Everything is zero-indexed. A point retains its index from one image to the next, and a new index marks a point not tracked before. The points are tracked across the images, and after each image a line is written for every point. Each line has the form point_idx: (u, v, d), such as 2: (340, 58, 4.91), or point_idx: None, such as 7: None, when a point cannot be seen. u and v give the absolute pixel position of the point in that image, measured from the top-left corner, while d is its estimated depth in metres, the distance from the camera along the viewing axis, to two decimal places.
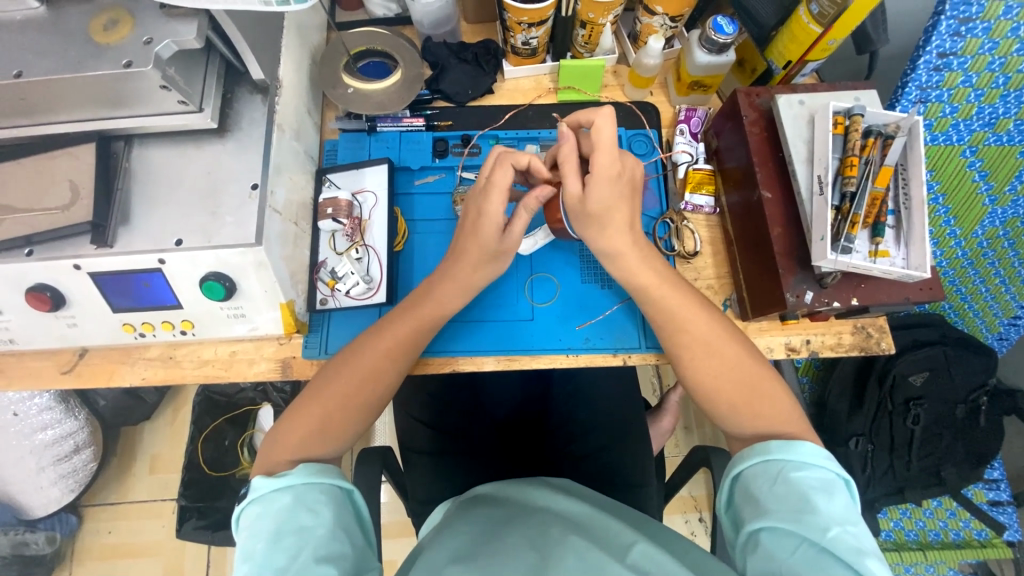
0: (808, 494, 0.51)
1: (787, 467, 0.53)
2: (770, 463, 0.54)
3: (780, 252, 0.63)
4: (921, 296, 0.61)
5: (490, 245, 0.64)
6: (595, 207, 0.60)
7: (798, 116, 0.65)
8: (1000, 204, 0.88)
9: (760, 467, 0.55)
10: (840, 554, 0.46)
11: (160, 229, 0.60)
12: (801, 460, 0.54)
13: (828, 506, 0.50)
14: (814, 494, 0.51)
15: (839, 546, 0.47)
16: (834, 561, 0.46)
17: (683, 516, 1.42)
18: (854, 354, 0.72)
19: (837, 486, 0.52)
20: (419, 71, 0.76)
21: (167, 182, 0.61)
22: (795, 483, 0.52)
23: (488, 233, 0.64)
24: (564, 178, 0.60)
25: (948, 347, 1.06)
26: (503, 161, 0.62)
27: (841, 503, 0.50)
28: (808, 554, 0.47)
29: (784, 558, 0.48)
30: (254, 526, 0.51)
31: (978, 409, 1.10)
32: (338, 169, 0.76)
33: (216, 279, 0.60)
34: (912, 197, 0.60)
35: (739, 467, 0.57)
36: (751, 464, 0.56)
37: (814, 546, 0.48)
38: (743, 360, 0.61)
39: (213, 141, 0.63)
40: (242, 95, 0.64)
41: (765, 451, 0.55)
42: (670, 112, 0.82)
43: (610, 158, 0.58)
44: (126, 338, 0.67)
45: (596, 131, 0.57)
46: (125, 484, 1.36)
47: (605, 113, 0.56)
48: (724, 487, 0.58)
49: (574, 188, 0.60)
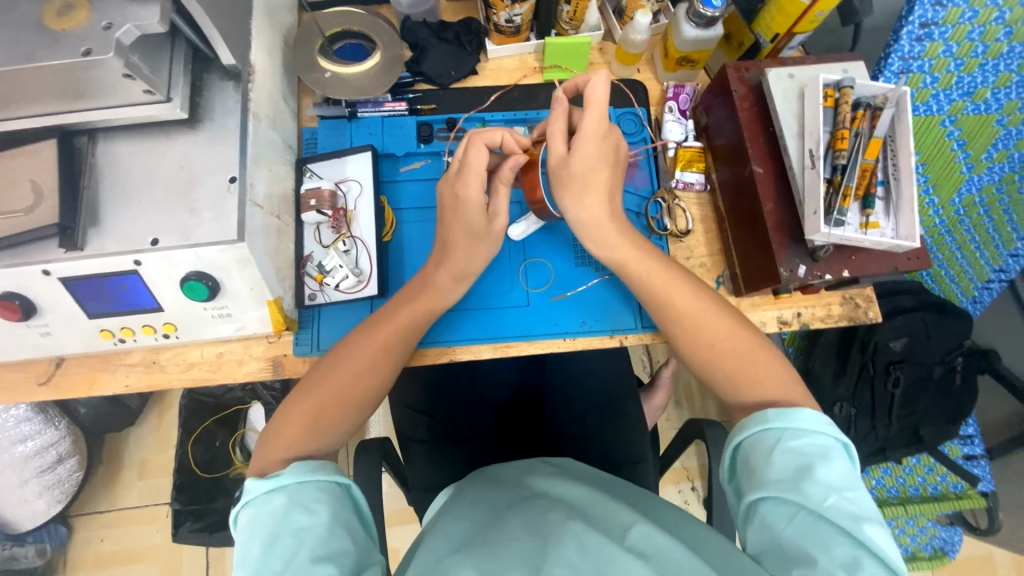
0: (806, 462, 0.51)
1: (786, 436, 0.54)
2: (769, 433, 0.55)
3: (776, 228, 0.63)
4: (909, 266, 0.62)
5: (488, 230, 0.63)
6: (575, 167, 0.60)
7: (789, 90, 0.65)
8: (977, 171, 0.92)
9: (758, 436, 0.56)
10: (836, 520, 0.48)
11: (134, 228, 0.56)
12: (800, 428, 0.54)
13: (826, 474, 0.50)
14: (812, 461, 0.51)
15: (836, 514, 0.48)
16: (829, 526, 0.48)
17: (676, 486, 1.47)
18: (843, 324, 0.74)
19: (835, 452, 0.52)
20: (398, 53, 0.73)
21: (137, 178, 0.57)
22: (793, 452, 0.52)
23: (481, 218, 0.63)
24: (551, 141, 0.61)
25: (926, 313, 1.11)
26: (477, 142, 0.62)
27: (840, 469, 0.51)
28: (806, 521, 0.49)
29: (782, 527, 0.50)
30: (248, 528, 0.51)
31: (953, 369, 1.15)
32: (319, 159, 0.73)
33: (198, 278, 0.57)
34: (901, 167, 0.60)
35: (739, 436, 0.57)
36: (750, 433, 0.57)
37: (811, 514, 0.49)
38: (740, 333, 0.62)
39: (183, 132, 0.59)
40: (213, 82, 0.60)
41: (764, 420, 0.55)
42: (657, 90, 0.80)
43: (597, 120, 0.59)
44: (105, 344, 0.64)
45: (589, 88, 0.58)
46: (114, 491, 1.33)
47: (595, 80, 0.58)
48: (725, 456, 0.59)
49: (558, 151, 0.61)
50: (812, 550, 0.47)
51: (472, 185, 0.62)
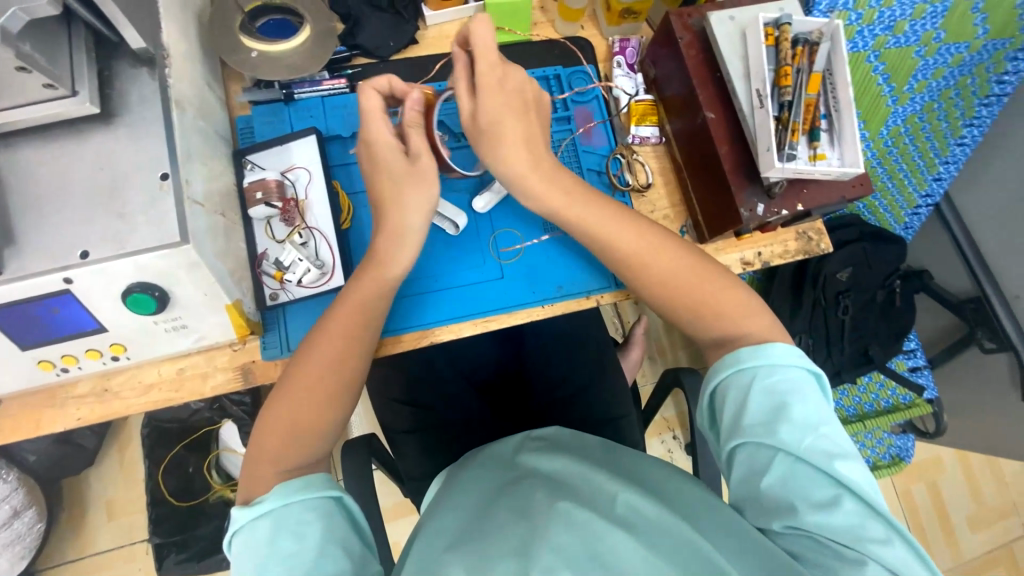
0: (783, 405, 0.54)
1: (762, 378, 0.56)
2: (745, 375, 0.57)
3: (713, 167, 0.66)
4: (854, 193, 0.65)
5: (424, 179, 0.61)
6: (482, 121, 0.59)
7: (730, 33, 0.65)
8: (901, 103, 0.98)
9: (735, 378, 0.57)
10: (811, 460, 0.51)
11: (54, 243, 0.50)
12: (775, 369, 0.56)
13: (801, 414, 0.53)
14: (788, 403, 0.54)
15: (812, 454, 0.51)
16: (805, 466, 0.51)
17: (660, 437, 1.54)
18: (800, 258, 0.78)
19: (805, 389, 0.55)
20: (331, 26, 0.69)
21: (51, 187, 0.51)
22: (768, 396, 0.54)
23: (403, 168, 0.60)
24: (457, 98, 0.60)
25: (866, 243, 1.19)
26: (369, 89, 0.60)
27: (810, 407, 0.54)
28: (785, 465, 0.52)
29: (762, 473, 0.53)
30: (240, 557, 0.50)
31: (893, 291, 1.24)
32: (258, 149, 0.68)
33: (142, 291, 0.52)
34: (840, 99, 0.63)
35: (714, 382, 0.59)
36: (723, 378, 0.58)
37: (789, 457, 0.52)
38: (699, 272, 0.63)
39: (97, 129, 0.52)
40: (123, 69, 0.53)
41: (738, 362, 0.57)
42: (603, 46, 0.79)
43: (489, 64, 0.57)
44: (47, 377, 0.59)
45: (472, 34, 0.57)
46: (83, 537, 1.24)
47: (484, 16, 0.56)
48: (702, 402, 0.61)
49: (466, 106, 0.60)
50: (792, 493, 0.51)
51: (375, 128, 0.60)
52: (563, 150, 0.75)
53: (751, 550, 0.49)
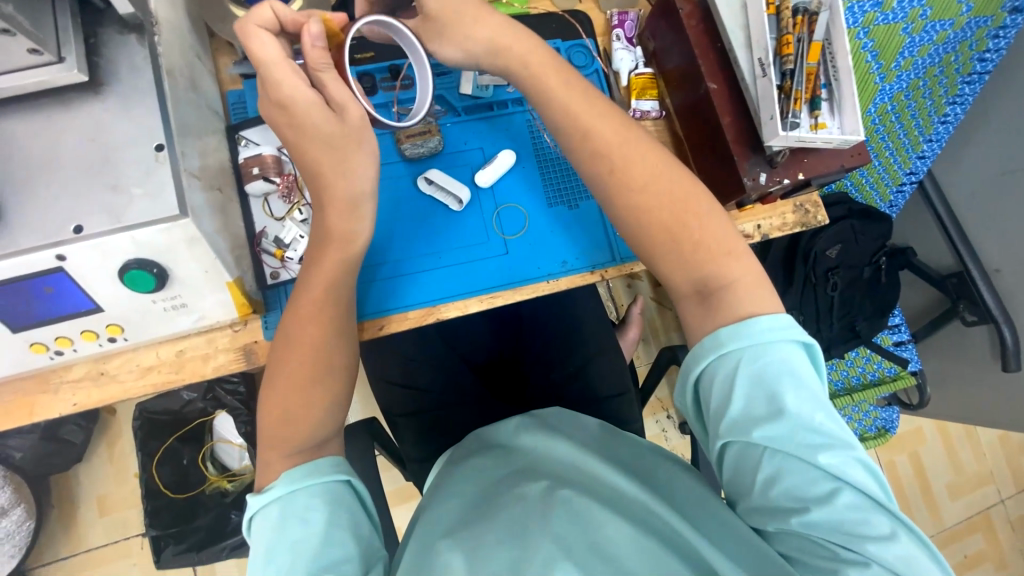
0: (771, 395, 0.50)
1: (747, 365, 0.52)
2: (729, 362, 0.53)
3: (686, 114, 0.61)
4: (854, 162, 0.66)
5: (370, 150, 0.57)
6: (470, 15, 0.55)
7: (731, 2, 0.65)
8: (889, 80, 1.01)
9: (718, 365, 0.54)
10: (802, 454, 0.49)
11: (46, 218, 0.48)
12: (759, 354, 0.52)
13: (791, 405, 0.50)
14: (777, 393, 0.50)
15: (804, 447, 0.49)
16: (797, 461, 0.49)
17: (655, 417, 1.57)
18: (797, 230, 0.79)
19: (793, 377, 0.51)
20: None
21: (39, 160, 0.48)
22: (754, 388, 0.51)
23: (332, 127, 0.54)
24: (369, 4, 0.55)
25: (854, 220, 1.21)
26: (253, 31, 0.51)
27: (799, 397, 0.51)
28: (776, 461, 0.49)
29: (753, 471, 0.50)
30: (251, 543, 0.50)
31: (879, 268, 1.26)
32: (252, 124, 0.66)
33: (140, 267, 0.51)
34: (840, 68, 0.64)
35: (697, 372, 0.55)
36: (706, 369, 0.54)
37: (779, 453, 0.49)
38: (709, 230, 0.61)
39: (86, 99, 0.50)
40: (110, 36, 0.51)
41: (719, 348, 0.53)
42: (601, 19, 0.78)
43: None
44: (40, 361, 0.57)
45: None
46: (74, 534, 1.21)
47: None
48: (686, 392, 0.57)
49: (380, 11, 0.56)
50: (785, 492, 0.49)
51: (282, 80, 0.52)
52: (534, 118, 0.76)
53: (749, 555, 0.48)
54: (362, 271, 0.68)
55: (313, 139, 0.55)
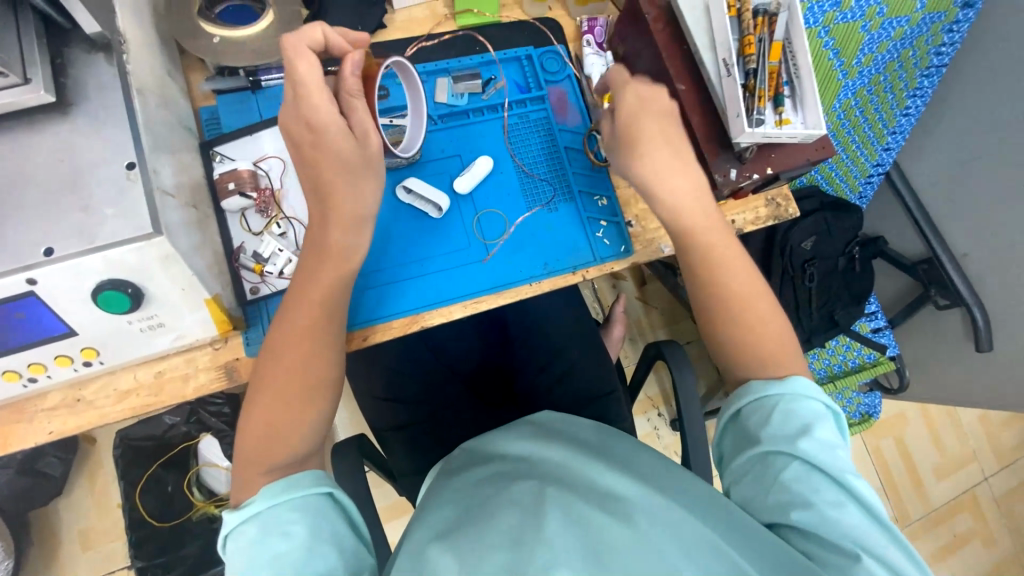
0: (803, 424, 0.57)
1: (783, 401, 0.59)
2: (768, 398, 0.60)
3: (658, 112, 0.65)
4: (818, 156, 0.68)
5: (363, 165, 0.59)
6: None
7: (694, 6, 0.67)
8: (851, 76, 1.05)
9: (757, 403, 0.61)
10: (827, 470, 0.54)
11: (14, 241, 0.47)
12: (795, 394, 0.60)
13: (820, 435, 0.56)
14: (808, 423, 0.57)
15: (827, 467, 0.54)
16: (821, 475, 0.54)
17: (646, 416, 1.58)
18: (771, 224, 0.81)
19: (827, 418, 0.58)
20: (296, 9, 0.66)
21: (5, 182, 0.47)
22: (793, 416, 0.58)
23: (354, 154, 0.58)
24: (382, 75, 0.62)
25: (827, 212, 1.25)
26: (304, 53, 0.55)
27: (826, 432, 0.57)
28: (801, 470, 0.54)
29: (778, 476, 0.55)
30: (231, 562, 0.49)
31: (852, 258, 1.31)
32: (227, 139, 0.65)
33: (114, 288, 0.50)
34: (801, 66, 0.66)
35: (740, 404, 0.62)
36: (751, 400, 0.61)
37: (806, 464, 0.54)
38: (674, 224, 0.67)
39: (53, 120, 0.49)
40: (76, 56, 0.50)
41: (762, 386, 0.61)
42: (572, 26, 0.80)
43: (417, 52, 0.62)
44: (12, 389, 0.55)
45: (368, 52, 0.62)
46: (55, 572, 1.16)
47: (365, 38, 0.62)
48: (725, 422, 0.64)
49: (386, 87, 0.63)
50: (806, 495, 0.52)
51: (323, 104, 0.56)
52: (510, 126, 0.76)
53: (768, 547, 0.49)
54: (357, 277, 0.68)
55: (327, 156, 0.57)
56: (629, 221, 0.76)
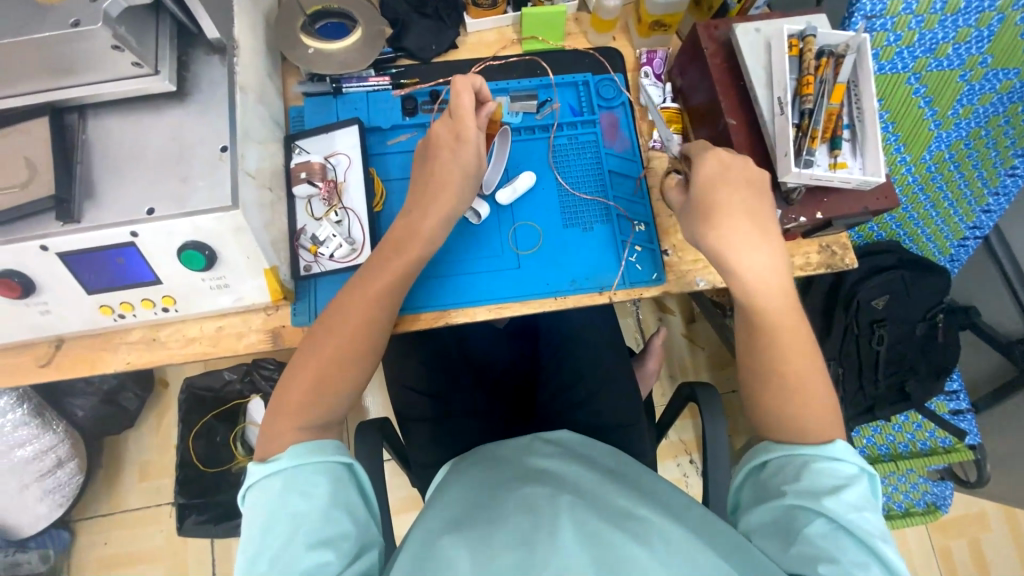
0: (831, 483, 0.52)
1: (813, 459, 0.55)
2: (795, 455, 0.56)
3: (704, 146, 0.66)
4: (879, 205, 0.65)
5: (476, 173, 0.69)
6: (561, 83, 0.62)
7: (755, 43, 0.67)
8: (944, 128, 0.91)
9: (784, 459, 0.56)
10: (855, 533, 0.49)
11: (128, 200, 0.57)
12: (827, 453, 0.55)
13: (851, 494, 0.51)
14: (838, 482, 0.52)
15: (855, 528, 0.49)
16: (847, 537, 0.49)
17: (675, 460, 1.50)
18: (822, 272, 0.77)
19: (864, 478, 0.53)
20: (380, 28, 0.75)
21: (128, 152, 0.58)
22: (823, 472, 0.53)
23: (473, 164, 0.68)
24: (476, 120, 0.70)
25: (905, 270, 1.12)
26: (470, 88, 0.66)
27: (859, 491, 0.51)
28: (826, 529, 0.49)
29: (799, 532, 0.50)
30: (252, 510, 0.52)
31: (935, 325, 1.16)
32: (306, 135, 0.75)
33: (196, 248, 0.59)
34: (865, 110, 0.64)
35: (763, 457, 0.58)
36: (778, 451, 0.57)
37: (831, 523, 0.50)
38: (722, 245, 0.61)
39: (173, 106, 0.60)
40: (199, 56, 0.61)
41: (790, 446, 0.57)
42: (632, 56, 0.83)
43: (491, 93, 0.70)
44: (105, 321, 0.66)
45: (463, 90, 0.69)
46: (115, 494, 1.33)
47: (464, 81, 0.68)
48: (745, 472, 0.59)
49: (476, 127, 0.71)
50: (829, 556, 0.48)
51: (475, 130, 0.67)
52: (556, 145, 0.79)
53: None
54: (427, 267, 0.75)
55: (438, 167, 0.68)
56: (664, 250, 0.77)
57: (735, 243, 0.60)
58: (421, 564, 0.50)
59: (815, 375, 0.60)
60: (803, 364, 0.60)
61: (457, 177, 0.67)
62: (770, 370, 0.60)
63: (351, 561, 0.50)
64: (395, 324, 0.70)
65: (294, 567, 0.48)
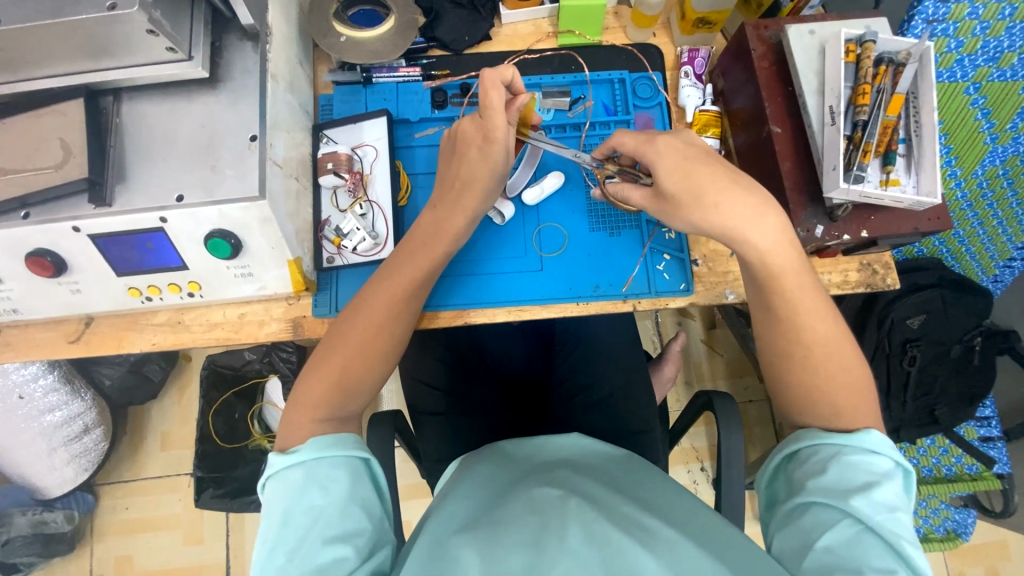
0: (864, 479, 0.49)
1: (845, 451, 0.52)
2: (826, 446, 0.54)
3: None
4: (929, 226, 0.62)
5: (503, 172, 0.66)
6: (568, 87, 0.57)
7: (809, 46, 0.64)
8: (1001, 142, 0.83)
9: (813, 450, 0.54)
10: (884, 536, 0.46)
11: (159, 185, 0.57)
12: (861, 445, 0.52)
13: (885, 493, 0.48)
14: (870, 478, 0.49)
15: (885, 530, 0.46)
16: (874, 540, 0.46)
17: (686, 467, 1.48)
18: (860, 291, 0.73)
19: (895, 478, 0.50)
20: (413, 17, 0.74)
21: (160, 137, 0.58)
22: (853, 468, 0.51)
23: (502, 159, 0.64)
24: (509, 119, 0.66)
25: (945, 290, 1.07)
26: (494, 83, 0.61)
27: (894, 492, 0.49)
28: (851, 531, 0.47)
29: (822, 532, 0.48)
30: (272, 499, 0.52)
31: (972, 349, 1.11)
32: (335, 124, 0.74)
33: (222, 236, 0.59)
34: (923, 124, 0.60)
35: (792, 447, 0.56)
36: (807, 445, 0.55)
37: (857, 524, 0.47)
38: (680, 195, 0.58)
39: (204, 92, 0.60)
40: (232, 42, 0.61)
41: (820, 435, 0.54)
42: (672, 54, 0.79)
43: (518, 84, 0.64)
44: (133, 303, 0.67)
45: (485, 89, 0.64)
46: (137, 461, 1.38)
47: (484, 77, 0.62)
48: (772, 462, 0.57)
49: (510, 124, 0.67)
50: (852, 560, 0.45)
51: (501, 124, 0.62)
52: (587, 145, 0.77)
53: None
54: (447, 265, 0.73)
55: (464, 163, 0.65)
56: (694, 260, 0.74)
57: (781, 254, 0.56)
58: (431, 563, 0.48)
59: (856, 401, 0.57)
60: (843, 393, 0.56)
61: (484, 175, 0.65)
62: (803, 396, 0.57)
63: (366, 558, 0.50)
64: (416, 320, 0.69)
65: (310, 560, 0.48)
